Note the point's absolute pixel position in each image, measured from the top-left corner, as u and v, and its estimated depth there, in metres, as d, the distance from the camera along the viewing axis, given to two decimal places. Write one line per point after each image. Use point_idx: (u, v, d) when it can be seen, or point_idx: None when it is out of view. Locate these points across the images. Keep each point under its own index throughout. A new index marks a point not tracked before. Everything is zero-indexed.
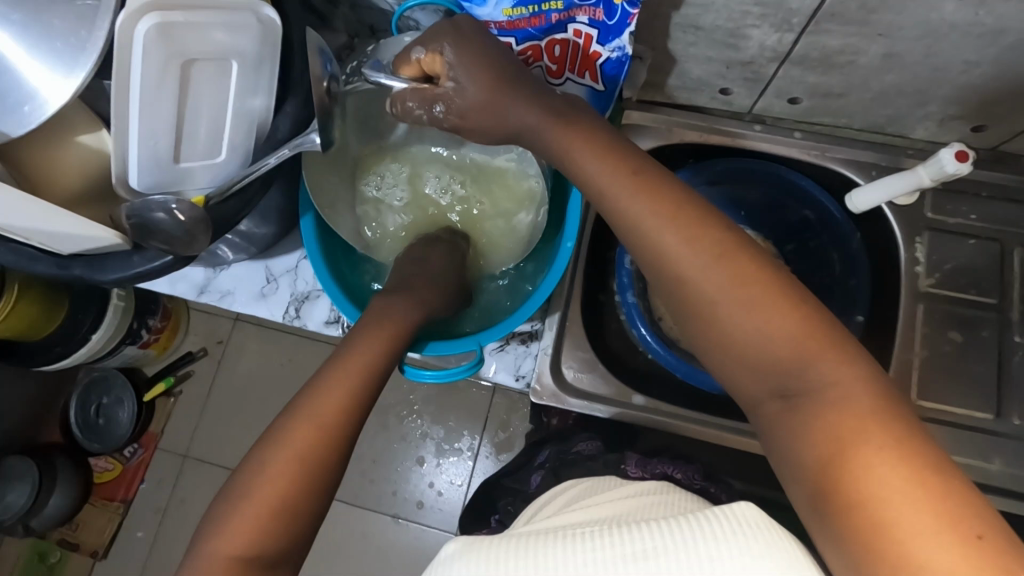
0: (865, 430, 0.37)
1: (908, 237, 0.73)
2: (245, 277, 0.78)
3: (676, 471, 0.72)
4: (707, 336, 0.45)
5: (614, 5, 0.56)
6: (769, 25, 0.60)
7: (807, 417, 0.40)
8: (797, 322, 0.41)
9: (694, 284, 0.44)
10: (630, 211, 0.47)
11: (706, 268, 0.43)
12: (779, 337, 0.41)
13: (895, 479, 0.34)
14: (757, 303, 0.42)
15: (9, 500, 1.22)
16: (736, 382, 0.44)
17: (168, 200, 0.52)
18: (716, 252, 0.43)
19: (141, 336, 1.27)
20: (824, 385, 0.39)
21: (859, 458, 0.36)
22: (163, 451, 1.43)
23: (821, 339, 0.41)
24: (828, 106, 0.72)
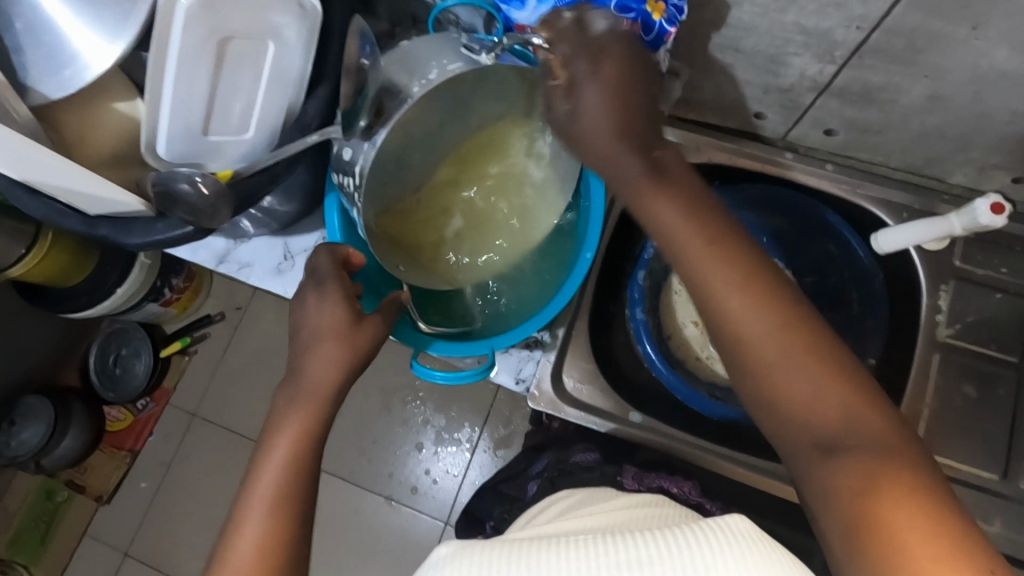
0: (907, 500, 0.37)
1: (934, 284, 0.71)
2: (263, 252, 0.80)
3: (672, 486, 0.71)
4: (749, 388, 0.44)
5: (653, 20, 0.55)
6: (811, 55, 0.59)
7: (847, 475, 0.39)
8: (834, 385, 0.41)
9: (752, 348, 0.43)
10: (686, 256, 0.45)
11: (761, 321, 0.43)
12: (829, 404, 0.41)
13: (937, 557, 0.35)
14: (804, 362, 0.42)
15: (24, 438, 1.27)
16: (777, 433, 0.43)
17: (194, 173, 0.53)
18: (766, 311, 0.43)
19: (164, 293, 1.31)
20: (867, 456, 0.39)
21: (894, 519, 0.36)
22: (174, 407, 1.48)
23: (855, 395, 0.41)
24: (864, 141, 0.70)
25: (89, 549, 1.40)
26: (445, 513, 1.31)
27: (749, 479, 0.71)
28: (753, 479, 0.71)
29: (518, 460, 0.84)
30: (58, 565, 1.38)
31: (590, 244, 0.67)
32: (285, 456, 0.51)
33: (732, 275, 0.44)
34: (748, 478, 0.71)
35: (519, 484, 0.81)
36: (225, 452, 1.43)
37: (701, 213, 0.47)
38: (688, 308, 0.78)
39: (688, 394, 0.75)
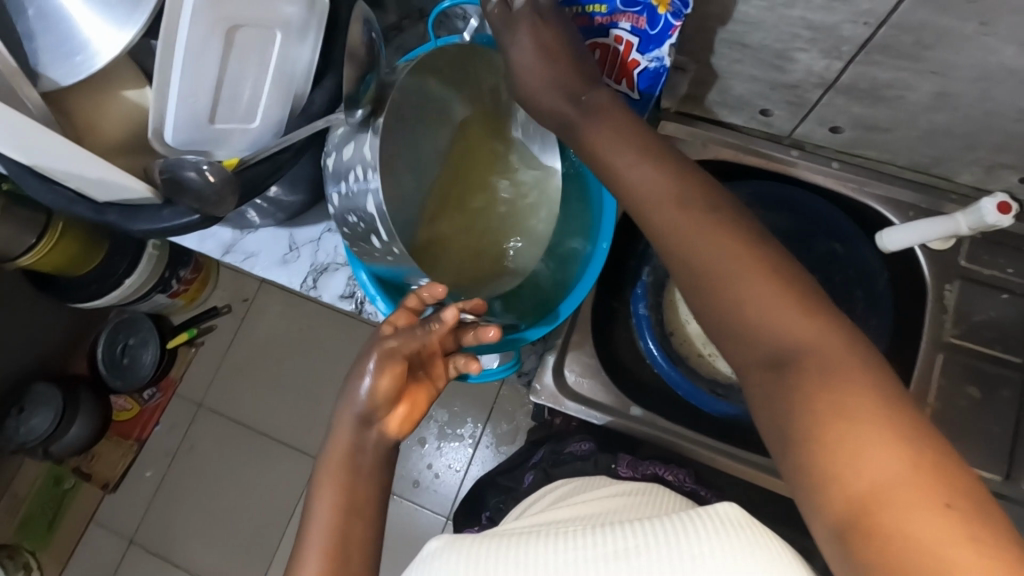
0: (859, 401, 0.36)
1: (939, 284, 0.70)
2: (270, 242, 0.80)
3: (666, 473, 0.71)
4: (710, 314, 0.45)
5: (658, 14, 0.55)
6: (817, 50, 0.58)
7: (796, 388, 0.39)
8: (788, 305, 0.41)
9: (708, 274, 0.44)
10: (642, 193, 0.50)
11: (712, 246, 0.45)
12: (785, 323, 0.41)
13: (889, 457, 0.34)
14: (754, 281, 0.42)
15: (32, 425, 1.29)
16: (732, 354, 0.44)
17: (201, 162, 0.54)
18: (722, 239, 0.45)
19: (172, 284, 1.33)
20: (818, 367, 0.38)
21: (839, 428, 0.36)
22: (180, 397, 1.49)
23: (806, 313, 0.41)
24: (871, 139, 0.70)
25: (94, 536, 1.41)
26: (447, 508, 1.32)
27: (750, 476, 0.71)
28: (754, 476, 0.71)
29: (518, 453, 0.84)
30: (64, 550, 1.40)
31: (605, 234, 0.69)
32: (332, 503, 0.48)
33: (686, 208, 0.47)
34: (750, 475, 0.71)
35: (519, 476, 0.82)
36: (230, 443, 1.45)
37: (663, 157, 0.50)
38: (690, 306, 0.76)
39: (691, 391, 0.77)
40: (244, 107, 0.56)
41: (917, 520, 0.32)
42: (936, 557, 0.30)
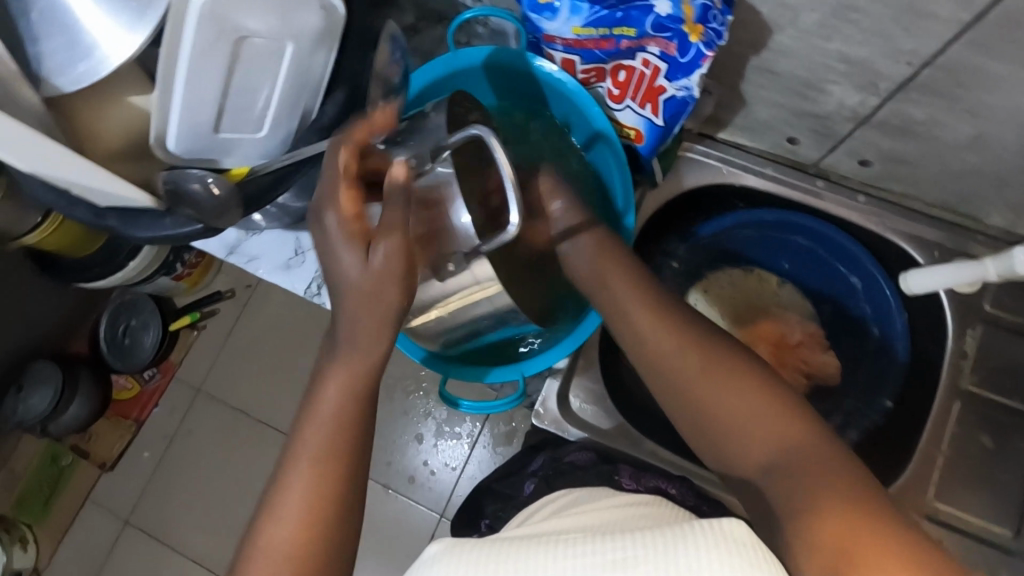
0: (833, 493, 0.42)
1: (960, 328, 0.68)
2: (275, 245, 0.79)
3: (668, 487, 0.66)
4: (700, 427, 0.52)
5: (689, 42, 0.52)
6: (851, 84, 0.56)
7: (785, 486, 0.45)
8: (758, 403, 0.49)
9: (687, 385, 0.53)
10: (622, 299, 0.59)
11: (689, 358, 0.54)
12: (761, 427, 0.49)
13: (883, 556, 0.37)
14: (727, 386, 0.51)
15: (32, 404, 1.29)
16: (730, 461, 0.50)
17: (206, 175, 0.53)
18: (700, 354, 0.54)
19: (175, 268, 1.32)
20: (806, 480, 0.44)
21: (824, 525, 0.40)
22: (180, 380, 1.48)
23: (773, 408, 0.49)
24: (899, 174, 0.67)
25: (89, 515, 1.42)
26: (440, 506, 1.31)
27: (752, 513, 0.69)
28: None
29: (516, 459, 0.83)
30: (60, 527, 1.40)
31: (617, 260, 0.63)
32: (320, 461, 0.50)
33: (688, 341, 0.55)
34: (751, 513, 0.69)
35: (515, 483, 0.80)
36: (227, 429, 1.44)
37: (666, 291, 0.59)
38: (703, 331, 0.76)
39: None
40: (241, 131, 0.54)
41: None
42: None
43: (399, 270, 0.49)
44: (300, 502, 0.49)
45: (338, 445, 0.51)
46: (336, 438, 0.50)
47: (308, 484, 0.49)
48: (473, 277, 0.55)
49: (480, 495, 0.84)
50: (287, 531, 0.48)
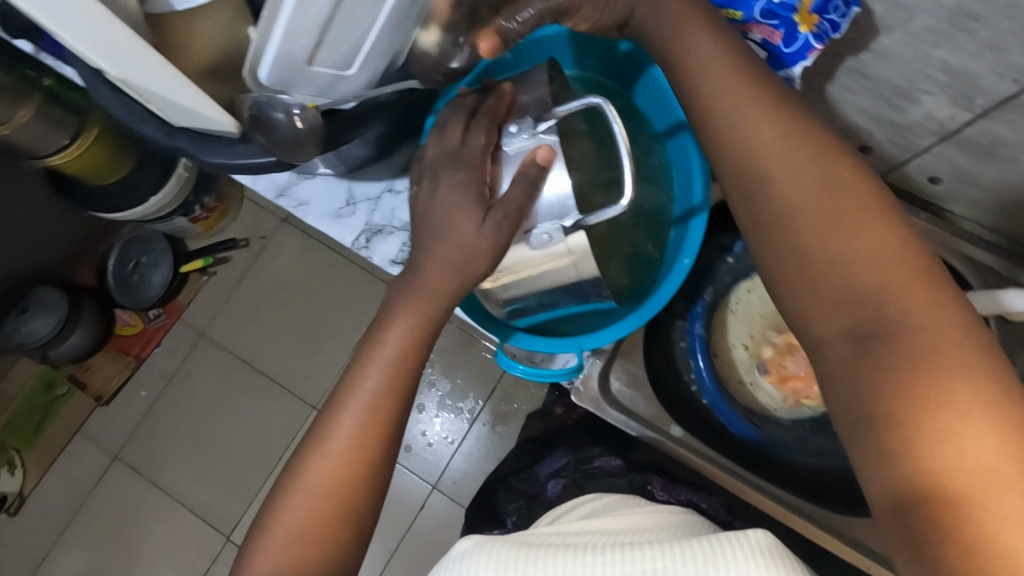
0: (961, 383, 0.35)
1: None
2: (326, 192, 0.78)
3: (700, 502, 0.78)
4: (798, 278, 0.43)
5: (798, 32, 0.51)
6: (946, 96, 0.55)
7: (888, 365, 0.38)
8: (890, 262, 0.40)
9: (804, 221, 0.43)
10: (740, 133, 0.46)
11: (815, 200, 0.43)
12: (880, 279, 0.40)
13: (992, 450, 0.33)
14: (856, 242, 0.41)
15: (34, 326, 1.28)
16: (818, 329, 0.42)
17: (292, 105, 0.52)
18: (825, 200, 0.43)
19: (193, 209, 1.30)
20: (909, 335, 0.38)
21: (938, 413, 0.35)
22: (183, 323, 1.46)
23: (906, 271, 0.40)
24: (967, 195, 0.67)
25: (79, 447, 1.41)
26: (434, 477, 1.32)
27: (774, 511, 0.71)
28: (777, 511, 0.71)
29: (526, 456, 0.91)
30: (49, 455, 1.39)
31: (688, 250, 0.60)
32: (357, 428, 0.50)
33: (821, 178, 0.43)
34: (775, 511, 0.71)
35: (536, 483, 0.86)
36: (226, 378, 1.42)
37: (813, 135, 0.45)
38: (742, 331, 0.78)
39: (729, 417, 0.77)
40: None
41: (964, 423, 0.34)
42: (963, 449, 0.34)
43: (508, 237, 0.52)
44: (351, 440, 0.50)
45: (398, 395, 0.51)
46: (377, 417, 0.50)
47: (363, 422, 0.50)
48: (566, 246, 0.54)
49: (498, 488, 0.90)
50: (334, 469, 0.49)
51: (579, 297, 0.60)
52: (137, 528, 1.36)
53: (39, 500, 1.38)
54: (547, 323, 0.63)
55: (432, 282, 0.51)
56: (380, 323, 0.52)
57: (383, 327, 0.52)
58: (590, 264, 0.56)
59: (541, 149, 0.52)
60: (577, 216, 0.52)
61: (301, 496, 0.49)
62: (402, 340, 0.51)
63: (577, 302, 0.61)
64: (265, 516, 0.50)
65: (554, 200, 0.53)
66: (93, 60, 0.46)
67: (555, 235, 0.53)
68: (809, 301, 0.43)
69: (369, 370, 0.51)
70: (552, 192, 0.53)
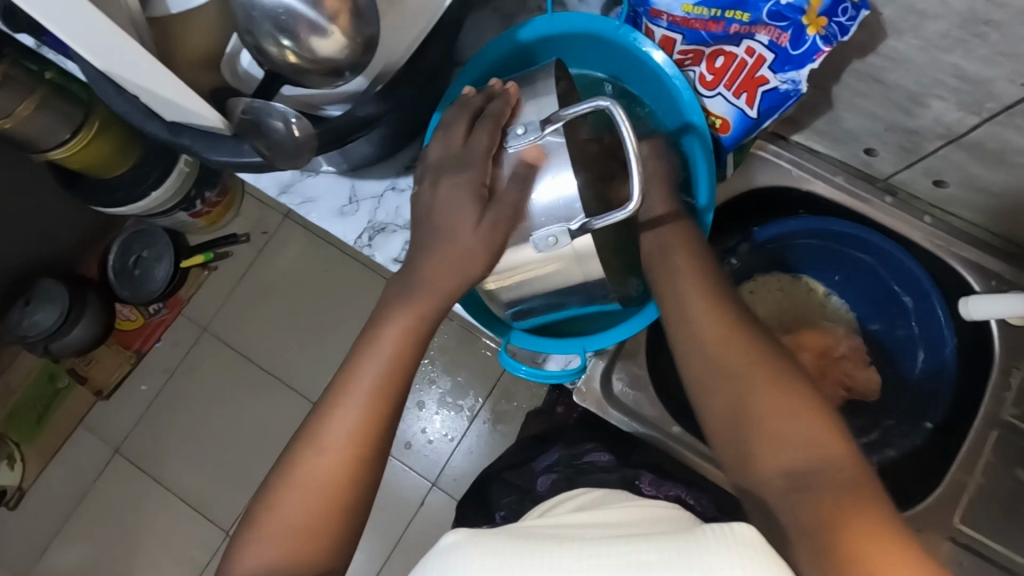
0: (868, 522, 0.40)
1: (1006, 364, 0.69)
2: (329, 190, 0.78)
3: (688, 497, 0.76)
4: (732, 429, 0.52)
5: (805, 34, 0.52)
6: (955, 101, 0.55)
7: (800, 490, 0.45)
8: (807, 424, 0.48)
9: (732, 369, 0.54)
10: (684, 288, 0.59)
11: (741, 357, 0.54)
12: (817, 447, 0.47)
13: (893, 562, 0.37)
14: (782, 402, 0.50)
15: (37, 319, 1.28)
16: (760, 480, 0.48)
17: (289, 114, 0.51)
18: (751, 355, 0.54)
19: (195, 204, 1.30)
20: (829, 484, 0.44)
21: (851, 534, 0.39)
22: (185, 317, 1.46)
23: (823, 439, 0.47)
24: (972, 200, 0.67)
25: (80, 440, 1.41)
26: (433, 474, 1.32)
27: None
28: None
29: (524, 453, 0.91)
30: (50, 447, 1.40)
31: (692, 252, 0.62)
32: (354, 420, 0.50)
33: (746, 346, 0.55)
34: None
35: (529, 478, 0.86)
36: (228, 373, 1.42)
37: (734, 312, 0.57)
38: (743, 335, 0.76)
39: None
40: (301, 16, 0.49)
41: (877, 552, 0.38)
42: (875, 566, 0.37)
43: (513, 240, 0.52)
44: (351, 435, 0.50)
45: (393, 390, 0.51)
46: (371, 411, 0.50)
47: (364, 415, 0.50)
48: (573, 249, 0.54)
49: (493, 483, 0.90)
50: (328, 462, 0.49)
51: (587, 299, 0.60)
52: (138, 521, 1.36)
53: (39, 493, 1.38)
54: (550, 325, 0.64)
55: (436, 280, 0.52)
56: (380, 320, 0.53)
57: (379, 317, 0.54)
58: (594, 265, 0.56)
59: (536, 149, 0.53)
60: (584, 219, 0.52)
61: (298, 490, 0.49)
62: (396, 335, 0.52)
63: (585, 305, 0.61)
64: (257, 507, 0.50)
65: (561, 202, 0.53)
66: (84, 49, 0.46)
67: (562, 237, 0.53)
68: (749, 455, 0.50)
69: (365, 365, 0.51)
70: (558, 194, 0.53)
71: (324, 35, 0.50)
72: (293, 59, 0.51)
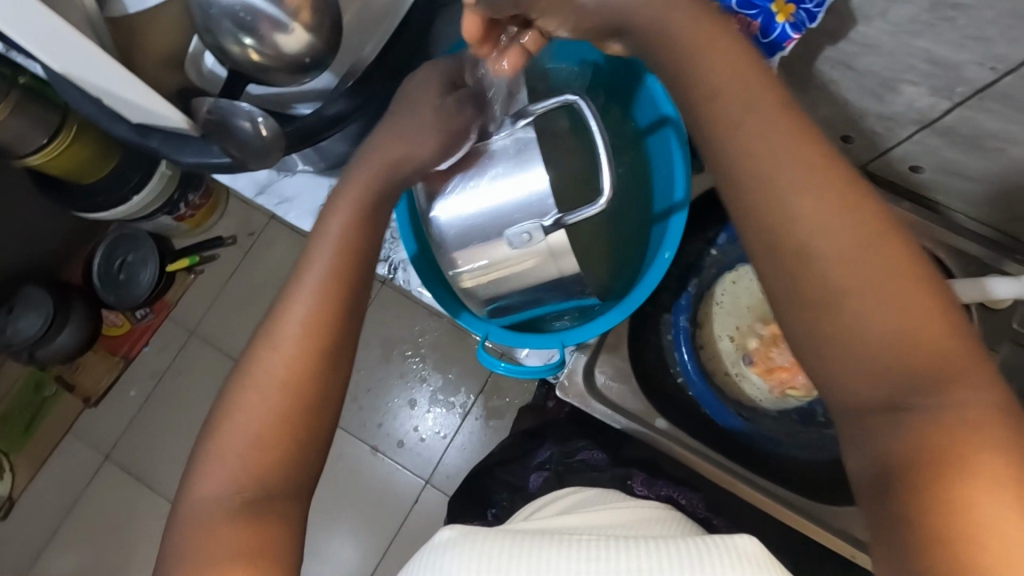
0: (979, 419, 0.33)
1: (986, 347, 0.69)
2: (308, 190, 0.77)
3: (679, 497, 0.77)
4: (822, 328, 0.37)
5: (776, 22, 0.51)
6: (927, 86, 0.55)
7: (910, 427, 0.34)
8: (930, 336, 0.34)
9: (836, 280, 0.36)
10: (749, 119, 0.39)
11: (851, 256, 0.36)
12: (930, 363, 0.34)
13: (1000, 477, 0.31)
14: (900, 301, 0.35)
15: (21, 327, 1.27)
16: (853, 398, 0.36)
17: (256, 113, 0.51)
18: (867, 258, 0.36)
19: (179, 207, 1.29)
20: (941, 403, 0.33)
21: (963, 466, 0.32)
22: (172, 321, 1.45)
23: (947, 355, 0.34)
24: (949, 184, 0.67)
25: (70, 448, 1.40)
26: (426, 472, 1.31)
27: (763, 503, 0.70)
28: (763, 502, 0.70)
29: (516, 447, 0.91)
30: (39, 455, 1.39)
31: (668, 245, 0.61)
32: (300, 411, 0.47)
33: (868, 239, 0.36)
34: (761, 504, 0.71)
35: (521, 475, 0.86)
36: (217, 376, 1.41)
37: (848, 184, 0.37)
38: (726, 321, 0.78)
39: (716, 410, 0.78)
40: (263, 13, 0.49)
41: (977, 455, 0.32)
42: (977, 510, 0.31)
43: None
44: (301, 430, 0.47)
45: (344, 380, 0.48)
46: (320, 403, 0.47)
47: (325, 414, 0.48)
48: (548, 245, 0.54)
49: (484, 478, 0.91)
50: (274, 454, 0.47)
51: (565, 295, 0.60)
52: (130, 528, 1.35)
53: (29, 502, 1.37)
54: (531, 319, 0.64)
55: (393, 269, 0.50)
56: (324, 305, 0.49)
57: (343, 235, 0.50)
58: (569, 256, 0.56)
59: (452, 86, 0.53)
60: (556, 215, 0.52)
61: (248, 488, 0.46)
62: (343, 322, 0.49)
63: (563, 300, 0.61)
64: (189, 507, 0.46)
65: (534, 197, 0.53)
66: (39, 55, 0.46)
67: (535, 234, 0.53)
68: (842, 370, 0.36)
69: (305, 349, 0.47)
70: (531, 189, 0.53)
71: (286, 31, 0.49)
72: (256, 58, 0.51)
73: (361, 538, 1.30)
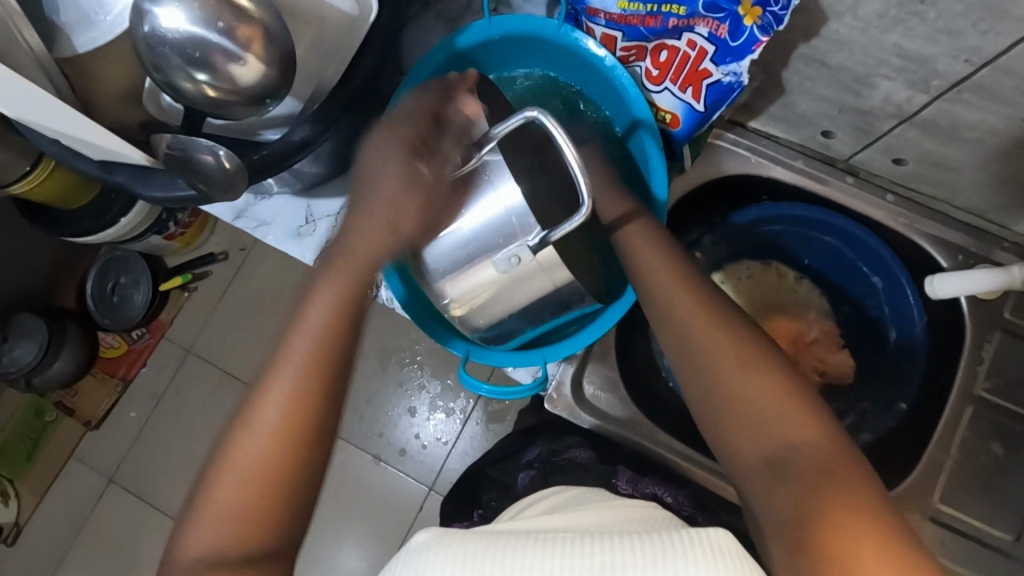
0: (843, 488, 0.40)
1: (977, 338, 0.69)
2: (285, 211, 0.76)
3: (665, 494, 0.68)
4: (712, 402, 0.49)
5: (743, 24, 0.51)
6: (902, 80, 0.54)
7: (796, 488, 0.42)
8: (805, 424, 0.45)
9: (708, 349, 0.50)
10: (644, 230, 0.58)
11: (720, 339, 0.50)
12: (799, 429, 0.45)
13: (860, 528, 0.38)
14: (772, 396, 0.46)
15: (16, 355, 1.26)
16: (747, 460, 0.46)
17: (216, 146, 0.51)
18: (728, 332, 0.51)
19: (168, 227, 1.28)
20: (817, 468, 0.42)
21: (831, 512, 0.39)
22: (168, 340, 1.45)
23: (825, 442, 0.43)
24: (931, 176, 0.66)
25: (73, 472, 1.40)
26: (430, 479, 1.31)
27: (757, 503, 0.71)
28: None
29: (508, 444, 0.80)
30: (43, 482, 1.38)
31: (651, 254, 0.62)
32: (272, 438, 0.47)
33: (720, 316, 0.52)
34: None
35: (510, 472, 0.78)
36: (216, 394, 1.41)
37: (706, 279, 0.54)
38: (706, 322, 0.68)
39: None
40: (216, 45, 0.51)
41: (843, 509, 0.39)
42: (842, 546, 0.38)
43: None
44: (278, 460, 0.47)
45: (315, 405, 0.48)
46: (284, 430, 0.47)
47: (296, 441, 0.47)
48: (535, 262, 0.54)
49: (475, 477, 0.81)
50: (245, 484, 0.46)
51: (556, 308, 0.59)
52: (138, 549, 1.35)
53: (35, 528, 1.37)
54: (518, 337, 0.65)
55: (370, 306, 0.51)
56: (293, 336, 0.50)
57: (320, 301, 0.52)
58: (552, 270, 0.55)
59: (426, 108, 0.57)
60: (539, 232, 0.51)
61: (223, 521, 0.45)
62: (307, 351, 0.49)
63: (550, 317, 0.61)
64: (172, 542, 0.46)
65: (512, 215, 0.53)
66: None
67: (522, 255, 0.54)
68: (736, 438, 0.47)
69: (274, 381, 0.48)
70: (508, 207, 0.53)
71: (241, 62, 0.51)
72: (211, 92, 0.52)
73: (367, 548, 1.29)
